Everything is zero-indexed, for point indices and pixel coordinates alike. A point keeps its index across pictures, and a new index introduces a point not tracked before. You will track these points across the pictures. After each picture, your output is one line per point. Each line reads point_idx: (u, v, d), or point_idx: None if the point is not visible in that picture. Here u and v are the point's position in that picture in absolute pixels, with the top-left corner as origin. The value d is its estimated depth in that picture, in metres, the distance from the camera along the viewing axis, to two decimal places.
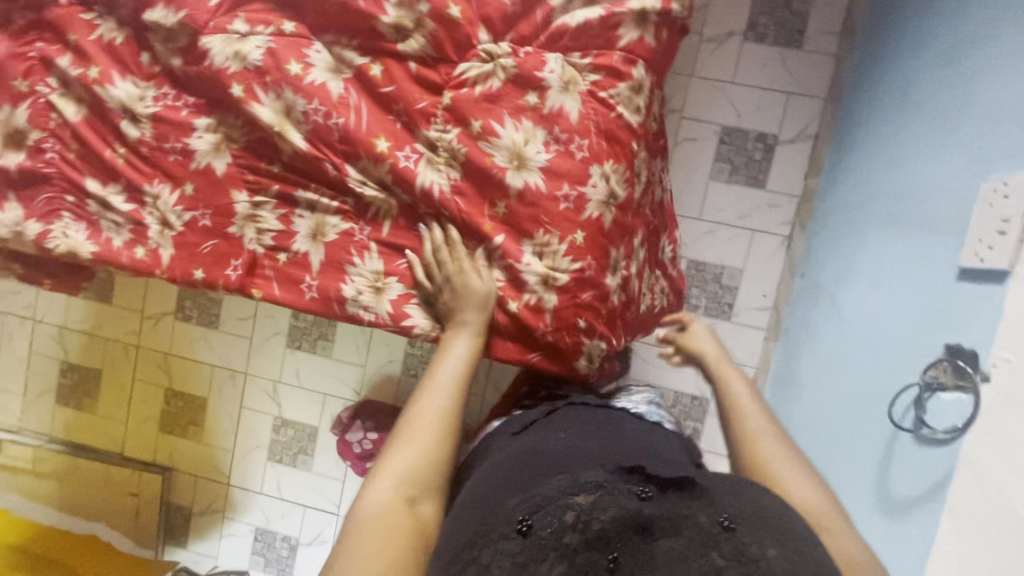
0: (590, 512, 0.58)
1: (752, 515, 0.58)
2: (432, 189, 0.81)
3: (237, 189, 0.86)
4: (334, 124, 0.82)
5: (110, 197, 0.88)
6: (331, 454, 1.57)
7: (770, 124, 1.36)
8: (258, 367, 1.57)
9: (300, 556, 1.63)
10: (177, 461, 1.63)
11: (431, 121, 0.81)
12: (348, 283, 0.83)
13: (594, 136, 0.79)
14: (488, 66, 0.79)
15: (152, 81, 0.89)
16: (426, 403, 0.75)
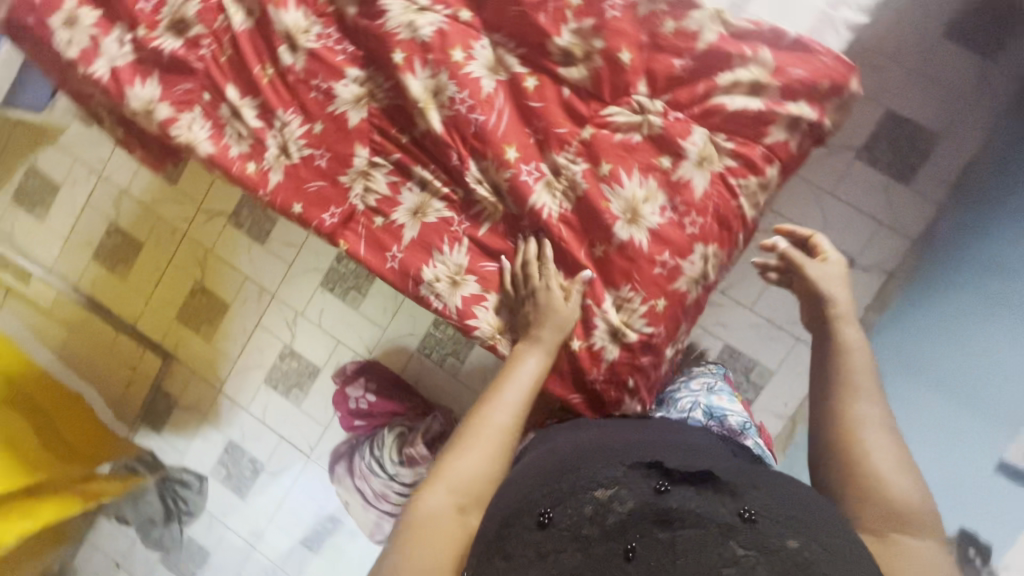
0: (608, 504, 0.63)
1: (774, 516, 0.62)
2: (546, 212, 0.85)
3: (362, 143, 0.92)
4: (475, 119, 0.86)
5: (243, 108, 0.93)
6: (325, 400, 1.59)
7: (850, 246, 1.32)
8: (286, 295, 1.59)
9: (260, 481, 1.66)
10: (179, 352, 1.67)
11: (564, 149, 0.86)
12: (431, 267, 0.89)
13: (710, 218, 0.83)
14: (636, 119, 0.84)
15: (321, 18, 0.93)
16: (493, 414, 0.79)
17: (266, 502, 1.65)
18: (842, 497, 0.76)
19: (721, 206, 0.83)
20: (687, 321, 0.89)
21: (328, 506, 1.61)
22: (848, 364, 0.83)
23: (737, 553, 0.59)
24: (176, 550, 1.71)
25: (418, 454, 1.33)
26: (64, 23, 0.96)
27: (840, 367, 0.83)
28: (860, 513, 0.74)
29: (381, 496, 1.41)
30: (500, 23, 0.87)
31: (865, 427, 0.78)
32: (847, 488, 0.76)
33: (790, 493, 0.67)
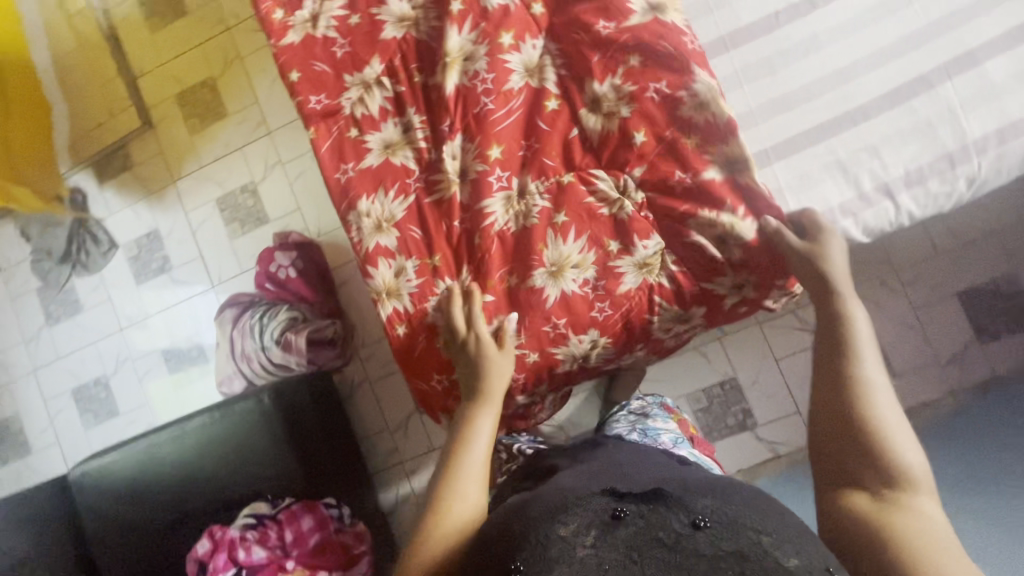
0: (571, 541, 0.60)
1: (726, 520, 0.60)
2: (494, 224, 0.87)
3: (380, 58, 0.91)
4: (483, 104, 0.87)
5: None
6: (255, 249, 1.61)
7: (761, 412, 1.39)
8: (278, 140, 1.60)
9: (158, 280, 1.68)
10: (159, 128, 1.66)
11: (541, 178, 0.86)
12: (371, 201, 0.90)
13: (619, 315, 0.85)
14: (613, 196, 0.84)
15: None
16: (457, 499, 0.75)
17: (154, 301, 1.68)
18: (850, 469, 0.66)
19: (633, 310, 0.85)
20: (547, 381, 0.92)
21: (205, 337, 1.65)
22: (857, 357, 0.73)
23: (711, 555, 0.56)
24: (55, 290, 1.73)
25: (296, 343, 1.36)
26: None
27: (848, 357, 0.73)
28: (859, 491, 0.64)
29: (246, 358, 1.42)
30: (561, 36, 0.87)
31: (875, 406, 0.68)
32: (854, 458, 0.66)
33: (762, 502, 0.64)
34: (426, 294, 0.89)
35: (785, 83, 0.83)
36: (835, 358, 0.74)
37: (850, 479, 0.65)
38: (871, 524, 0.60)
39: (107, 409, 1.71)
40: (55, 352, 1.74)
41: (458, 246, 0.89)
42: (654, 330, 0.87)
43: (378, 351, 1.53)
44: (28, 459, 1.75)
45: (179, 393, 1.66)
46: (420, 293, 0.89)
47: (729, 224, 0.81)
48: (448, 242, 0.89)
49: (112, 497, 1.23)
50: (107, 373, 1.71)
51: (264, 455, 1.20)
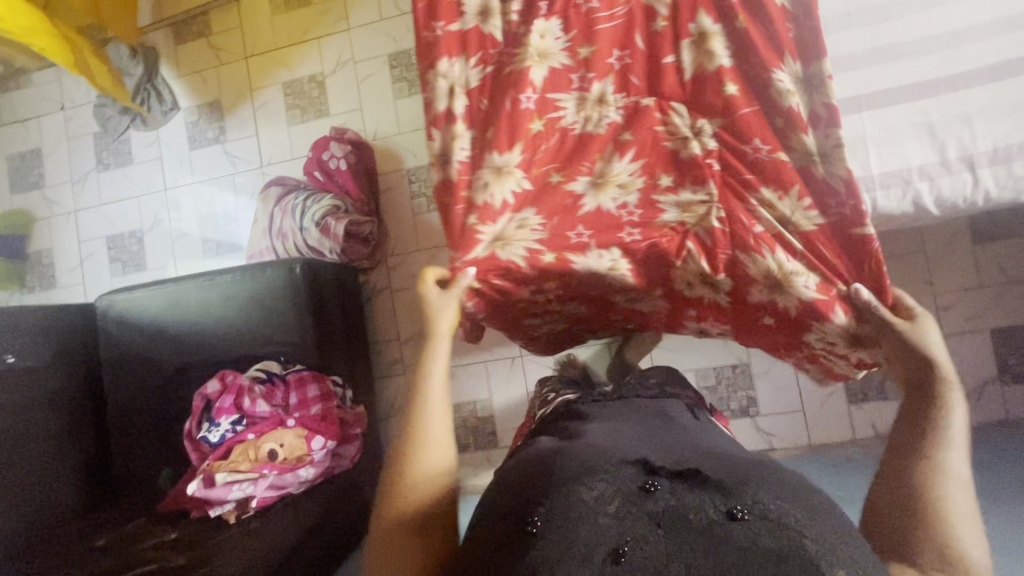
0: (594, 506, 0.53)
1: (769, 514, 0.50)
2: (561, 120, 0.86)
3: None
4: (589, 0, 0.83)
5: None
6: (311, 139, 1.63)
7: (766, 403, 1.39)
8: (355, 39, 1.60)
9: (212, 149, 1.71)
10: (243, 4, 1.68)
11: (622, 94, 0.83)
12: (446, 61, 0.86)
13: (644, 243, 0.88)
14: (683, 131, 0.82)
15: None
16: (428, 410, 0.72)
17: (202, 168, 1.71)
18: (904, 516, 0.59)
19: (659, 240, 0.88)
20: (558, 288, 0.96)
21: (242, 213, 1.68)
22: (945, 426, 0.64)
23: (743, 547, 0.47)
24: (111, 138, 1.77)
25: (334, 229, 1.36)
26: None
27: (940, 436, 0.63)
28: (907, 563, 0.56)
29: (282, 236, 1.45)
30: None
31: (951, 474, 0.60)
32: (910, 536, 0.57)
33: (823, 511, 0.53)
34: (473, 167, 0.87)
35: (900, 34, 0.77)
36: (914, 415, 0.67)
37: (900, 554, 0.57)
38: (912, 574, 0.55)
39: (135, 263, 1.75)
40: (98, 198, 1.79)
41: (517, 128, 0.84)
42: (676, 274, 0.92)
43: (406, 263, 1.55)
44: (52, 292, 1.81)
45: (205, 261, 1.70)
46: (469, 164, 0.87)
47: (771, 201, 0.79)
48: (506, 120, 0.84)
49: (134, 329, 1.28)
50: (142, 228, 1.76)
51: (284, 321, 1.22)
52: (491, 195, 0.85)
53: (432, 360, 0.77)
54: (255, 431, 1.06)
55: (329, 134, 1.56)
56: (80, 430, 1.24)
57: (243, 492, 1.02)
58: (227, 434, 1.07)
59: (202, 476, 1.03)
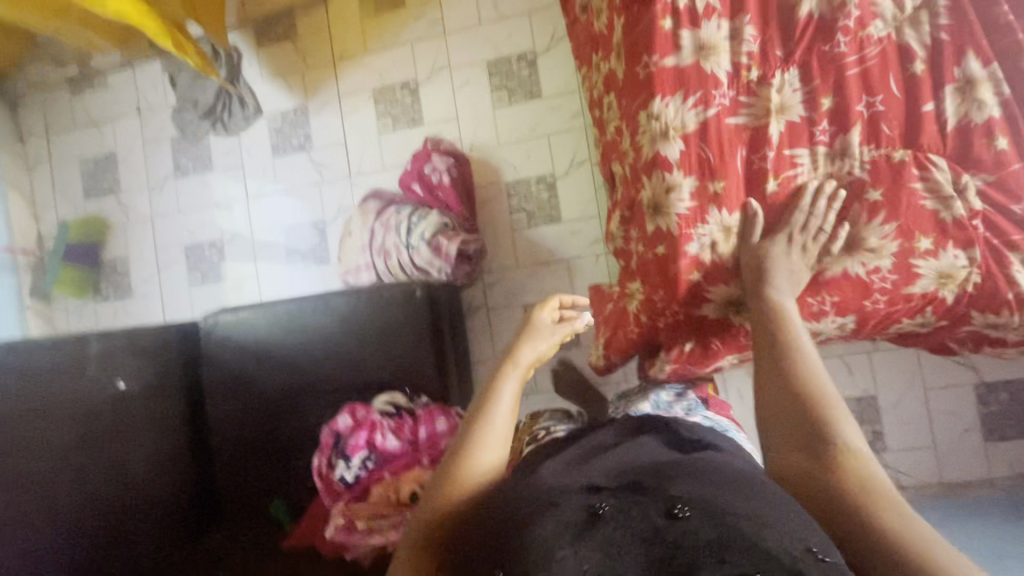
0: (549, 542, 0.54)
1: (705, 508, 0.56)
2: (798, 177, 0.80)
3: None
4: (834, 43, 0.78)
5: None
6: (407, 149, 1.57)
7: (893, 438, 1.32)
8: (452, 44, 1.54)
9: (297, 157, 1.64)
10: (331, 5, 1.61)
11: (872, 146, 0.78)
12: (665, 102, 0.80)
13: (887, 308, 0.83)
14: (947, 190, 0.77)
15: None
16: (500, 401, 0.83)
17: (287, 176, 1.64)
18: (826, 453, 0.64)
19: (900, 309, 0.83)
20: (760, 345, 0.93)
21: (329, 225, 1.61)
22: (805, 362, 0.74)
23: (691, 543, 0.51)
24: (189, 144, 1.71)
25: (447, 248, 1.30)
26: None
27: (781, 353, 0.76)
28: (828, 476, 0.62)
29: (384, 253, 1.37)
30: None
31: (830, 401, 0.70)
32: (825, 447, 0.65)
33: (756, 496, 0.59)
34: (696, 217, 0.81)
35: None
36: (766, 354, 0.77)
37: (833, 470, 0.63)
38: (869, 525, 0.56)
39: (215, 273, 1.69)
40: (176, 206, 1.72)
41: (750, 186, 0.81)
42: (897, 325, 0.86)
43: (505, 280, 1.49)
44: (128, 302, 1.74)
45: (289, 272, 1.64)
46: (689, 215, 0.81)
47: None
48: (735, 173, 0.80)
49: (247, 353, 1.22)
50: (222, 238, 1.69)
51: (405, 351, 1.15)
52: (719, 255, 0.82)
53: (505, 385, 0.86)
54: (390, 471, 1.02)
55: (425, 144, 1.48)
56: (192, 456, 1.21)
57: (382, 539, 0.97)
58: (361, 472, 1.03)
59: (339, 522, 0.98)
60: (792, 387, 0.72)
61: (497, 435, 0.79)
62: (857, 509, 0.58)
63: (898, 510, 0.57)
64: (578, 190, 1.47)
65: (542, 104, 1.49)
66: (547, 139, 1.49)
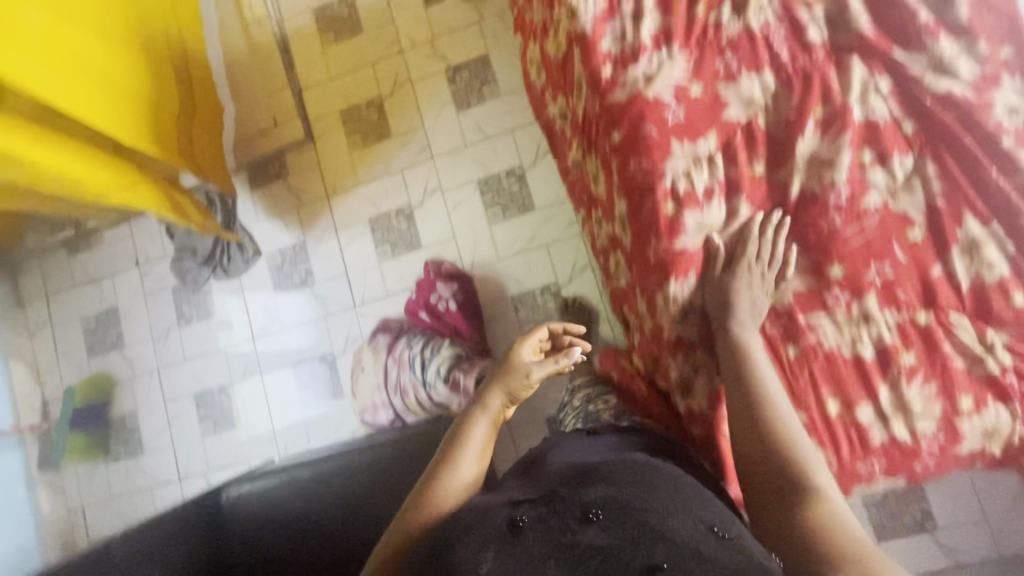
0: (474, 558, 0.61)
1: (614, 509, 0.66)
2: (822, 343, 0.85)
3: (717, 136, 0.88)
4: (830, 217, 0.85)
5: (646, 21, 0.90)
6: (410, 273, 1.58)
7: (943, 521, 1.28)
8: (440, 167, 1.59)
9: (300, 294, 1.64)
10: (320, 142, 1.66)
11: (890, 308, 0.84)
12: (675, 285, 0.88)
13: (936, 463, 0.86)
14: (974, 350, 0.82)
15: (780, 15, 0.89)
16: (465, 449, 0.89)
17: (292, 313, 1.64)
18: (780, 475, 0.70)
19: (949, 463, 0.86)
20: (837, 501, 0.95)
21: (340, 358, 1.60)
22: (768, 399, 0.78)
23: (602, 543, 0.60)
24: (190, 291, 1.72)
25: (465, 383, 1.29)
26: None
27: (743, 381, 0.80)
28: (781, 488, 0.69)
29: (401, 390, 1.36)
30: (935, 150, 0.85)
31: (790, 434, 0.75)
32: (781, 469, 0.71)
33: (667, 504, 0.68)
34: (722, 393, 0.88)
35: None
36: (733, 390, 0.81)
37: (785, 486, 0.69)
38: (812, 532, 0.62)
39: (227, 419, 1.66)
40: (181, 354, 1.71)
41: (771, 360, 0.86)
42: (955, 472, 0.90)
43: (523, 394, 1.48)
44: (140, 459, 1.70)
45: (303, 411, 1.61)
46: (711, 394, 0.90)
47: None
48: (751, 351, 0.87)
49: (276, 530, 1.18)
50: (231, 382, 1.67)
51: None
52: None
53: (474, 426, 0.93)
54: None
55: (427, 270, 1.51)
56: None
57: None
58: None
59: None
60: (752, 423, 0.77)
61: (461, 478, 0.85)
62: (811, 521, 0.63)
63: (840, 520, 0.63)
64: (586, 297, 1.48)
65: (537, 216, 1.53)
66: (546, 249, 1.51)
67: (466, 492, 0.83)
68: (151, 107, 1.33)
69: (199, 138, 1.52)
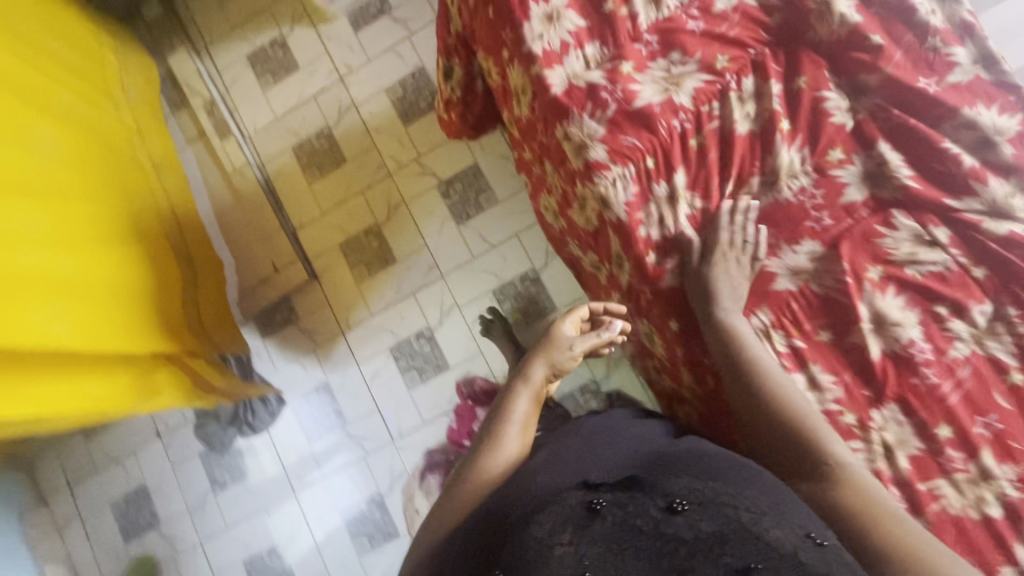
0: (550, 541, 0.57)
1: (703, 503, 0.62)
2: (947, 506, 0.80)
3: (770, 308, 0.90)
4: (924, 376, 0.83)
5: (681, 201, 0.91)
6: (441, 397, 1.54)
7: None
8: (452, 283, 1.56)
9: (335, 437, 1.59)
10: (325, 278, 1.63)
11: (1009, 462, 0.79)
12: None
13: None
14: None
15: (814, 171, 0.91)
16: (511, 425, 0.81)
17: (332, 460, 1.59)
18: (803, 457, 0.73)
19: None
20: None
21: (388, 497, 1.54)
22: (762, 379, 0.80)
23: (691, 538, 0.57)
24: (219, 454, 1.65)
25: None
26: (545, 17, 0.89)
27: (740, 363, 0.82)
28: (802, 477, 0.72)
29: None
30: (1013, 291, 0.84)
31: (796, 406, 0.78)
32: (801, 449, 0.74)
33: (759, 500, 0.65)
34: None
35: None
36: (732, 373, 0.83)
37: (807, 468, 0.72)
38: (837, 508, 0.67)
39: None
40: (223, 521, 1.64)
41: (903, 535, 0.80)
42: None
43: None
44: None
45: (361, 560, 1.54)
46: None
47: None
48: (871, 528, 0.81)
49: None
50: (279, 542, 1.60)
51: None
52: None
53: (519, 400, 0.84)
54: None
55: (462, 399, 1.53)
56: None
57: None
58: None
59: None
60: (757, 407, 0.79)
61: (503, 455, 0.77)
62: (837, 501, 0.67)
63: (862, 491, 0.68)
64: (628, 393, 1.45)
65: (559, 318, 1.49)
66: None
67: (512, 469, 0.76)
68: (157, 309, 1.27)
69: (210, 308, 1.49)
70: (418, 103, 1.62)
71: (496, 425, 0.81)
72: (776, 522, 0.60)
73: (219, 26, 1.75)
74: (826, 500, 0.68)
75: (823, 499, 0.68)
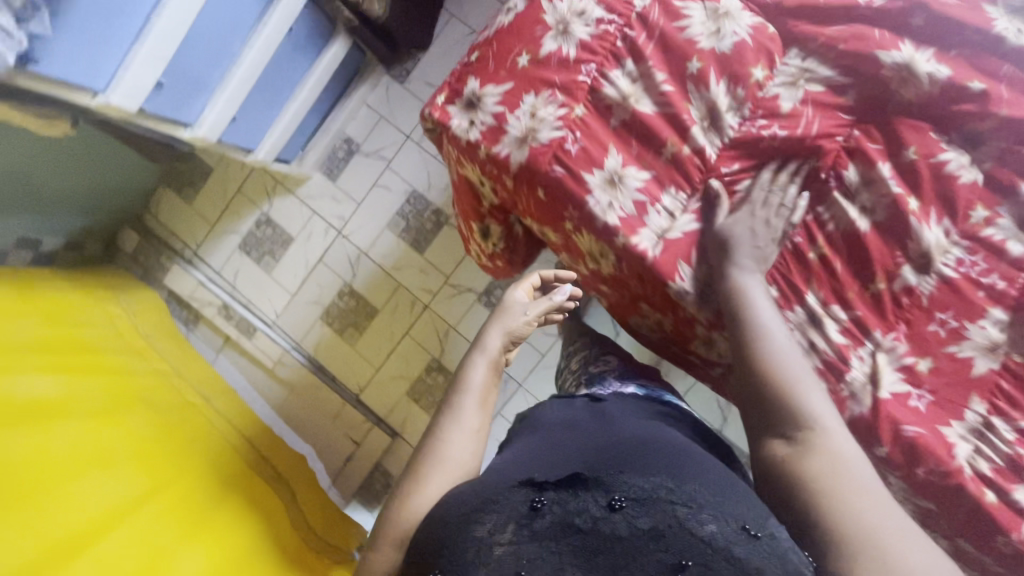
0: (489, 541, 0.55)
1: (645, 493, 0.57)
2: None
3: (981, 397, 0.77)
4: None
5: (829, 323, 0.81)
6: None
7: None
8: (533, 389, 1.50)
9: None
10: (407, 431, 1.56)
11: None
12: None
13: None
14: None
15: (970, 239, 0.78)
16: (465, 398, 0.76)
17: None
18: (781, 423, 0.69)
19: None
20: None
21: None
22: (769, 340, 0.75)
23: (626, 537, 0.54)
24: None
25: None
26: (603, 184, 0.84)
27: (741, 320, 0.77)
28: (779, 439, 0.68)
29: None
30: None
31: (790, 366, 0.72)
32: (783, 412, 0.69)
33: (716, 488, 0.61)
34: None
35: None
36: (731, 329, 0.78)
37: (783, 432, 0.69)
38: (803, 481, 0.63)
39: None
40: None
41: None
42: None
43: None
44: None
45: None
46: None
47: None
48: None
49: None
50: None
51: None
52: None
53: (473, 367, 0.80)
54: None
55: None
56: None
57: None
58: None
59: None
60: (755, 369, 0.74)
61: (466, 429, 0.73)
62: (806, 472, 0.63)
63: (840, 467, 0.63)
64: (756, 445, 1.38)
65: None
66: None
67: (470, 458, 0.71)
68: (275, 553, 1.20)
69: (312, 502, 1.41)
70: (424, 227, 1.57)
71: (455, 398, 0.76)
72: (716, 514, 0.56)
73: (199, 227, 1.69)
74: (797, 468, 0.65)
75: (790, 468, 0.65)
